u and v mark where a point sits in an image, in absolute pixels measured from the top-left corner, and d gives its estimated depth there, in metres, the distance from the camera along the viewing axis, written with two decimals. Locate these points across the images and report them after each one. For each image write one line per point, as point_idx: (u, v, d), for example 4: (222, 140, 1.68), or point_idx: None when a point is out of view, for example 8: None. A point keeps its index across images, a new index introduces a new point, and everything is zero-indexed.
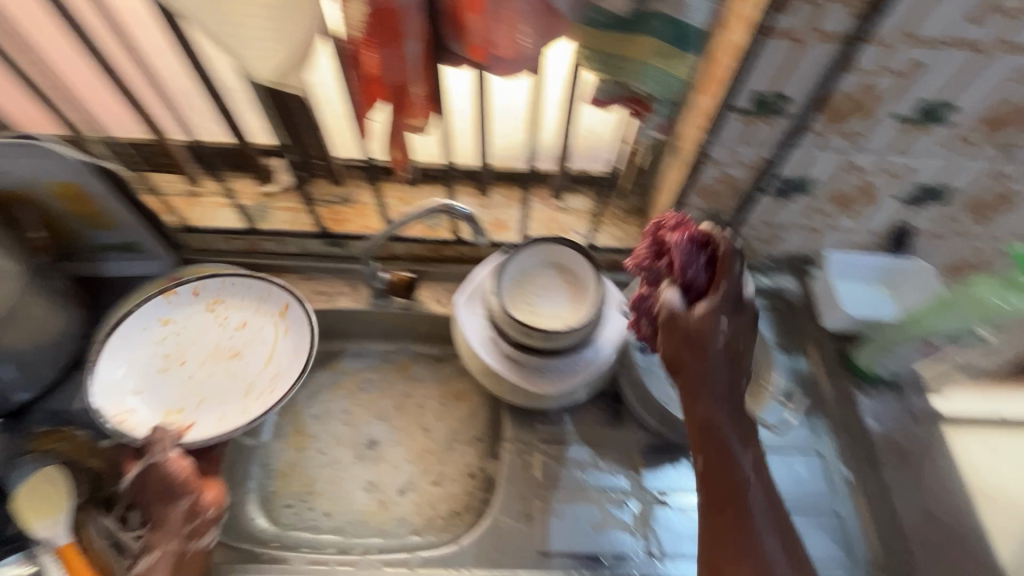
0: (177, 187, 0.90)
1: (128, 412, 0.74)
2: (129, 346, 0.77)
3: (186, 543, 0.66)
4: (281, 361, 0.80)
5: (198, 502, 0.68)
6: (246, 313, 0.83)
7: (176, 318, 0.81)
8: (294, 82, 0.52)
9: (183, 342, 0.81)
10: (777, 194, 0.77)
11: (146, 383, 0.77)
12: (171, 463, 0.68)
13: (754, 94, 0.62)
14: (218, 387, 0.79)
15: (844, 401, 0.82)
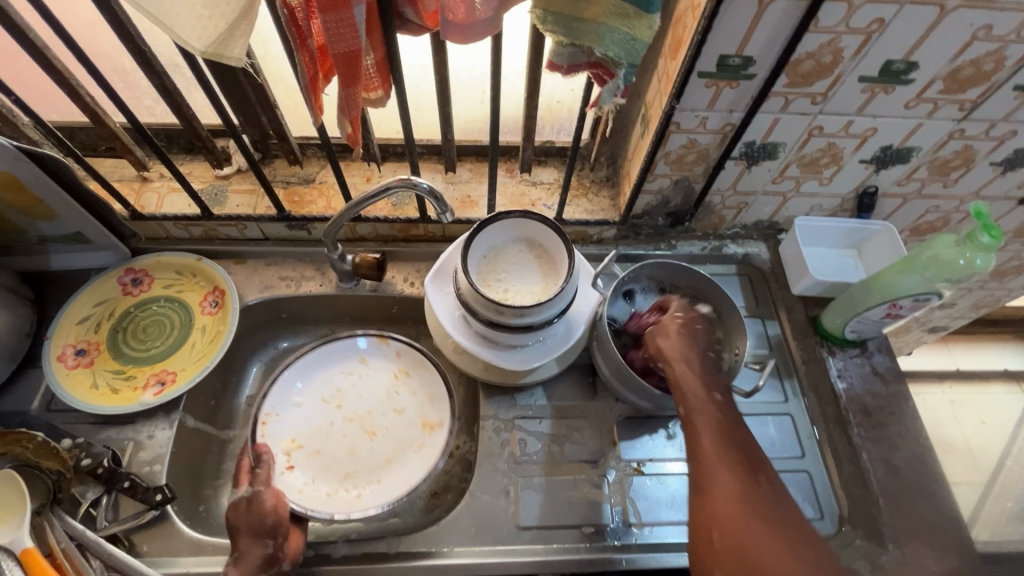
0: (126, 174, 0.86)
1: (273, 419, 0.78)
2: (315, 375, 0.82)
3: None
4: (403, 463, 0.77)
5: (281, 550, 0.64)
6: (390, 387, 0.83)
7: (370, 379, 0.83)
8: (235, 53, 0.47)
9: (357, 394, 0.82)
10: (745, 160, 0.76)
11: (301, 411, 0.80)
12: (268, 495, 0.67)
13: (719, 56, 0.61)
14: (341, 459, 0.78)
15: (814, 364, 0.84)
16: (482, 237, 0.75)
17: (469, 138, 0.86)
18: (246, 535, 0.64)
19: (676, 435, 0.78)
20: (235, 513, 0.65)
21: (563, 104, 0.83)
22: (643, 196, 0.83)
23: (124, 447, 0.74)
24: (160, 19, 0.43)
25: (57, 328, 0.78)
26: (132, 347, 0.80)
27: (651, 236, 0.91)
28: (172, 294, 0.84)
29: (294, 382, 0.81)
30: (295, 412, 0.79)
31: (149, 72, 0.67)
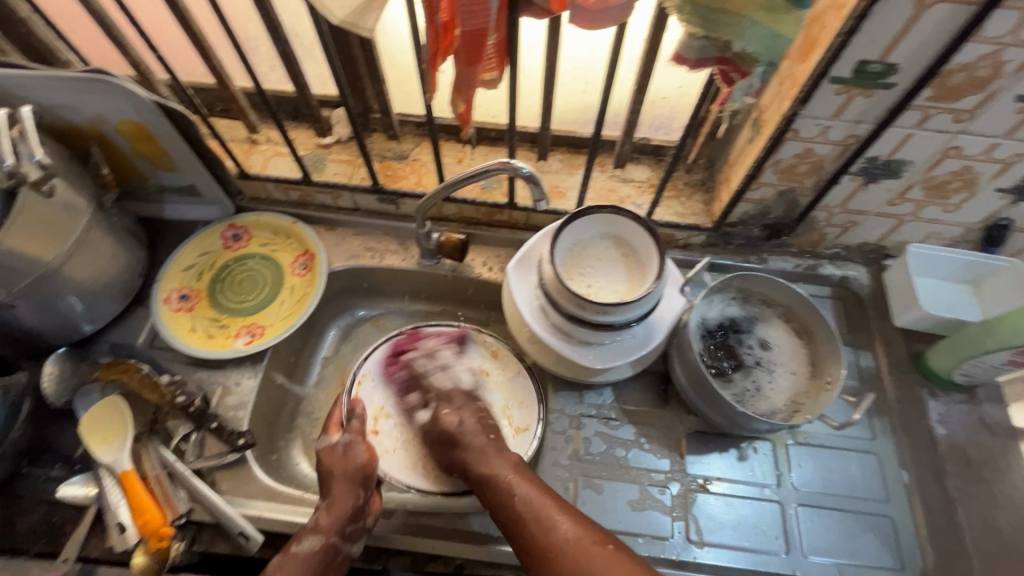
0: (238, 134, 0.91)
1: (368, 380, 0.78)
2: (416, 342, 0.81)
3: (342, 540, 0.64)
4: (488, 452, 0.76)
5: (368, 504, 0.66)
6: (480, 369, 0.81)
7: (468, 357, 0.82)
8: (369, 24, 0.48)
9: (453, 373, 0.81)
10: (864, 176, 0.71)
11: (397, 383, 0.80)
12: (361, 449, 0.69)
13: (857, 61, 0.56)
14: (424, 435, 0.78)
15: (911, 404, 0.78)
16: (571, 229, 0.74)
17: (564, 127, 0.85)
18: (340, 482, 0.66)
19: (747, 457, 0.75)
20: (329, 456, 0.69)
21: (667, 101, 0.80)
22: (742, 204, 0.79)
23: (213, 389, 0.78)
24: None
25: (165, 272, 0.84)
26: (227, 298, 0.85)
27: (742, 246, 0.87)
28: (267, 252, 0.88)
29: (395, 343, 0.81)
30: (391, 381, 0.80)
31: (274, 38, 0.70)
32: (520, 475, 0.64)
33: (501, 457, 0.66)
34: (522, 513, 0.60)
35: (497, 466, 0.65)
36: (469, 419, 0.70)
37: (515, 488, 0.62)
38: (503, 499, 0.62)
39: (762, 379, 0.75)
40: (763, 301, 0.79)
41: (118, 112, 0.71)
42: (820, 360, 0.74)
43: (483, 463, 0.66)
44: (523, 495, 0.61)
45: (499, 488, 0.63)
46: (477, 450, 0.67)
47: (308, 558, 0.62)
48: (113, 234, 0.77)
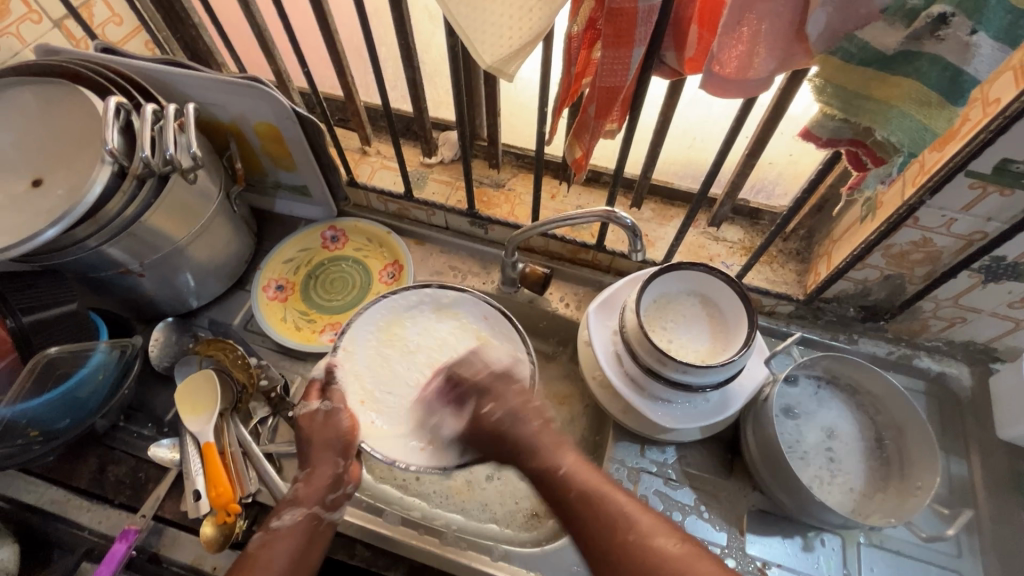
0: (352, 144, 0.97)
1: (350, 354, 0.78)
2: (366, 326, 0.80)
3: (324, 510, 0.62)
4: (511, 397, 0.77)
5: (348, 473, 0.65)
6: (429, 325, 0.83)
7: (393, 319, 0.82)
8: (511, 70, 0.49)
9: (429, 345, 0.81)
10: (985, 275, 0.67)
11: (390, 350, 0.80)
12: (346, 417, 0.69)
13: (1001, 159, 0.54)
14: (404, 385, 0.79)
15: (1007, 526, 0.71)
16: (659, 282, 0.73)
17: (662, 178, 0.86)
18: (317, 447, 0.66)
19: (814, 548, 0.70)
20: (310, 423, 0.68)
21: (774, 166, 0.79)
22: (840, 282, 0.76)
23: (293, 379, 0.83)
24: (467, 32, 0.48)
25: (267, 262, 0.90)
26: (318, 295, 0.90)
27: (832, 323, 0.83)
28: (359, 257, 0.93)
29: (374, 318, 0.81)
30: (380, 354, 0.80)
31: (407, 65, 0.76)
32: (579, 464, 0.57)
33: (565, 448, 0.60)
34: (578, 505, 0.54)
35: (557, 454, 0.59)
36: (512, 401, 0.64)
37: (561, 463, 0.58)
38: (559, 492, 0.56)
39: (830, 463, 0.72)
40: (849, 386, 0.75)
41: (258, 114, 0.78)
42: (910, 462, 0.69)
43: (538, 457, 0.59)
44: (579, 480, 0.56)
45: (553, 479, 0.57)
46: (530, 441, 0.61)
47: (292, 530, 0.60)
48: (232, 222, 0.84)
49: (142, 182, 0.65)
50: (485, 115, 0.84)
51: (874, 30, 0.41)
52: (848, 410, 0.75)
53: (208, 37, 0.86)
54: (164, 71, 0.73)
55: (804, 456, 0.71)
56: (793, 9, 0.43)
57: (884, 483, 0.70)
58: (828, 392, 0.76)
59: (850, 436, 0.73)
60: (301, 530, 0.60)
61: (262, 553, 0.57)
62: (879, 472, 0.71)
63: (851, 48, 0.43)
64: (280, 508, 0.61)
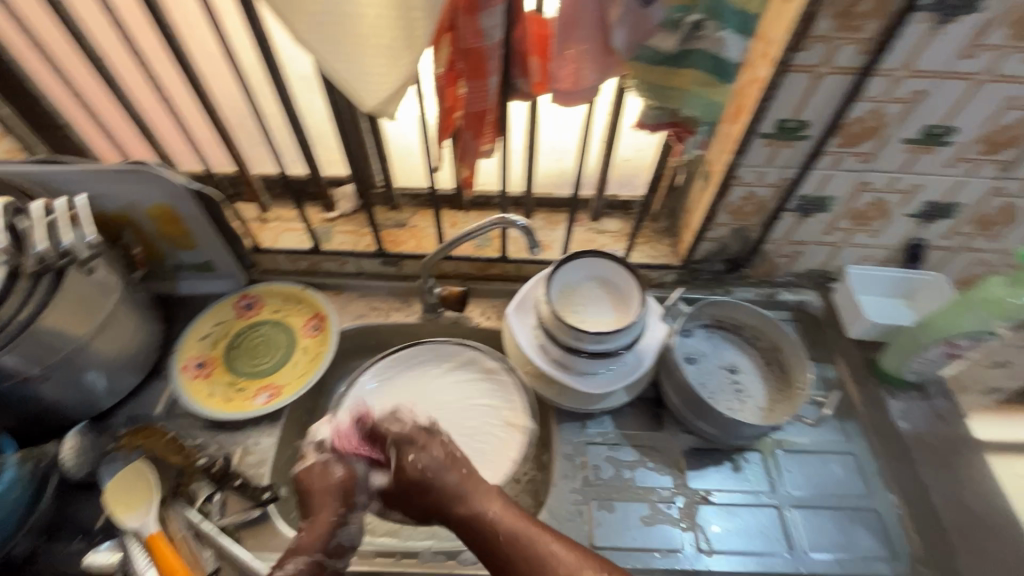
0: (251, 215, 1.00)
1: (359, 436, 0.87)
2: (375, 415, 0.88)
3: (326, 556, 0.59)
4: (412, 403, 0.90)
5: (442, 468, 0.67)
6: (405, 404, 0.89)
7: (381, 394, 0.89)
8: (392, 111, 0.59)
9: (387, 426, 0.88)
10: (800, 212, 0.85)
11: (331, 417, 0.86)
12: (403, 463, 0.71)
13: (777, 119, 0.71)
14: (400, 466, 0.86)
15: (875, 404, 0.87)
16: (561, 273, 0.84)
17: (543, 191, 0.98)
18: (320, 496, 0.63)
19: (741, 467, 0.82)
20: (309, 476, 0.65)
21: (629, 163, 0.95)
22: (703, 243, 0.91)
23: (233, 451, 0.81)
24: (351, 84, 0.56)
25: (182, 343, 0.88)
26: (243, 362, 0.89)
27: (709, 281, 0.99)
28: (279, 318, 0.94)
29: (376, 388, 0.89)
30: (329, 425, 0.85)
31: (294, 127, 0.82)
32: (506, 512, 0.58)
33: (450, 470, 0.60)
34: (500, 545, 0.56)
35: (486, 499, 0.58)
36: (436, 452, 0.61)
37: (486, 508, 0.58)
38: (499, 536, 0.56)
39: (736, 394, 0.84)
40: (733, 325, 0.89)
41: (150, 198, 0.80)
42: (792, 370, 0.83)
43: (466, 503, 0.58)
44: (506, 527, 0.56)
45: (477, 523, 0.57)
46: (456, 488, 0.59)
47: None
48: (137, 309, 0.83)
49: (38, 280, 0.66)
50: (376, 163, 0.92)
51: (657, 37, 0.56)
52: (737, 344, 0.89)
53: (80, 135, 0.86)
54: (44, 171, 0.73)
55: (715, 394, 0.83)
56: (600, 32, 0.57)
57: (777, 394, 0.84)
58: (719, 334, 0.90)
59: (742, 366, 0.86)
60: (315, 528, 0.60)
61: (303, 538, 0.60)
62: (772, 387, 0.84)
63: (647, 53, 0.57)
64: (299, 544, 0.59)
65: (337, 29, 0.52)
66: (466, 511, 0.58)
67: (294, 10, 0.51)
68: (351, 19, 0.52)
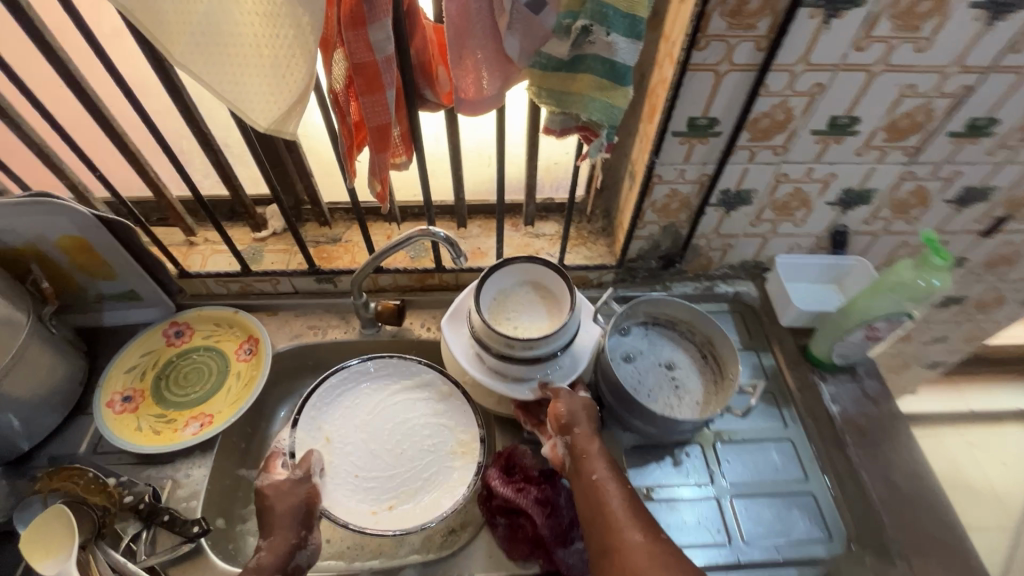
0: (177, 239, 0.97)
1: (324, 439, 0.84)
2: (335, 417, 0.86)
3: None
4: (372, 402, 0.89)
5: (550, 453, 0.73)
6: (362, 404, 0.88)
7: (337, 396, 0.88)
8: (291, 129, 0.57)
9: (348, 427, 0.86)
10: (724, 206, 0.86)
11: (329, 414, 0.86)
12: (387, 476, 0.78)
13: (687, 118, 0.72)
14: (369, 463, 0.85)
15: (809, 390, 0.89)
16: (492, 280, 0.83)
17: (477, 198, 0.98)
18: (282, 517, 0.71)
19: (682, 461, 0.83)
20: (274, 492, 0.73)
21: (559, 165, 0.95)
22: (635, 241, 0.92)
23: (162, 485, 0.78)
24: (237, 104, 0.54)
25: (106, 376, 0.85)
26: (172, 392, 0.86)
27: (647, 278, 0.99)
28: (211, 343, 0.91)
29: (333, 390, 0.88)
30: (324, 422, 0.85)
31: (208, 149, 0.79)
32: (622, 496, 0.65)
33: (602, 458, 0.69)
34: (605, 518, 0.63)
35: (605, 480, 0.67)
36: (587, 429, 0.72)
37: (607, 487, 0.66)
38: (605, 507, 0.64)
39: (673, 389, 0.84)
40: (668, 320, 0.90)
41: (57, 229, 0.76)
42: (727, 363, 0.84)
43: (593, 475, 0.68)
44: (618, 510, 0.63)
45: (595, 492, 0.66)
46: (592, 459, 0.69)
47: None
48: (52, 345, 0.80)
49: None
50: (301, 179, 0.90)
51: (550, 43, 0.56)
52: (674, 340, 0.89)
53: None
54: None
55: (651, 391, 0.83)
56: (493, 39, 0.56)
57: (713, 387, 0.84)
58: (656, 331, 0.90)
59: (678, 361, 0.87)
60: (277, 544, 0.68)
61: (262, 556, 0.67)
62: (707, 380, 0.85)
63: (542, 60, 0.57)
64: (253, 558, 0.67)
65: (216, 51, 0.51)
66: (592, 482, 0.67)
67: (169, 33, 0.49)
68: (229, 41, 0.50)
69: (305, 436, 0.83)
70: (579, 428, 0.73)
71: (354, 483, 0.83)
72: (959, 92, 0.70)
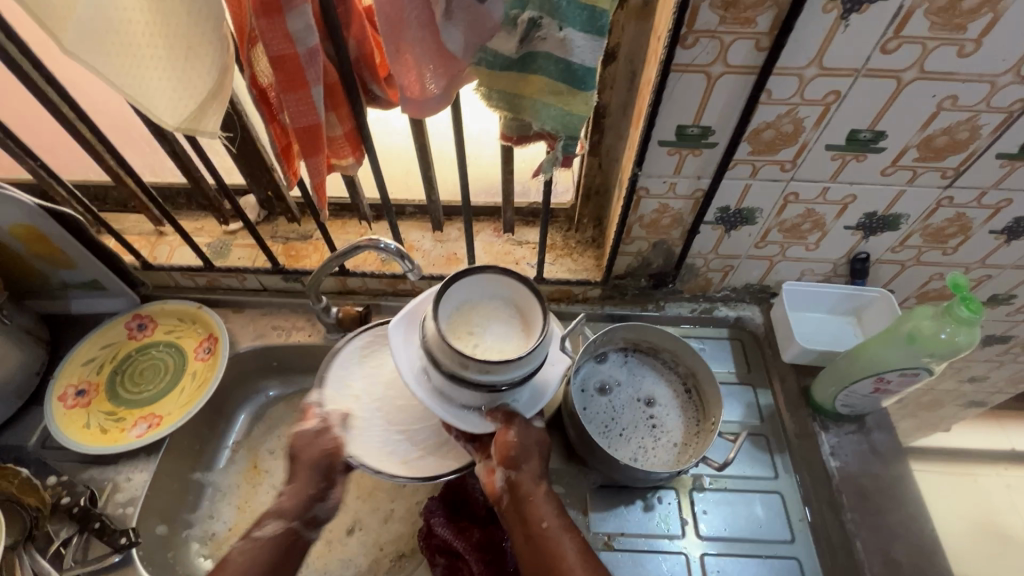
0: (147, 228, 0.94)
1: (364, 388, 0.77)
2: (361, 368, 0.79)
3: (302, 525, 0.69)
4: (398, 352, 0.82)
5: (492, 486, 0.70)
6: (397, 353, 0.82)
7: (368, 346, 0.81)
8: (208, 127, 0.52)
9: (376, 376, 0.79)
10: (723, 224, 0.76)
11: (355, 371, 0.79)
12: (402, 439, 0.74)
13: (676, 126, 0.62)
14: (398, 412, 0.77)
15: (808, 437, 0.79)
16: (459, 288, 0.73)
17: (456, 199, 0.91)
18: (304, 469, 0.71)
19: (652, 507, 0.74)
20: (301, 444, 0.72)
21: None
22: (622, 257, 0.83)
23: (104, 487, 0.76)
24: (140, 100, 0.48)
25: (63, 368, 0.84)
26: (126, 389, 0.84)
27: (637, 296, 0.90)
28: (171, 339, 0.88)
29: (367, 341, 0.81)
30: (352, 380, 0.78)
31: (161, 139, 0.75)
32: (558, 525, 0.66)
33: (549, 502, 0.68)
34: (540, 552, 0.64)
35: (543, 512, 0.67)
36: (531, 464, 0.69)
37: (544, 518, 0.66)
38: (541, 541, 0.65)
39: (648, 428, 0.76)
40: (650, 349, 0.81)
41: (7, 218, 0.74)
42: (709, 404, 0.75)
43: (530, 506, 0.67)
44: (557, 547, 0.64)
45: (534, 526, 0.66)
46: (530, 491, 0.68)
47: (271, 542, 0.67)
48: (5, 335, 0.78)
49: None
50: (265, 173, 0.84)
51: (495, 38, 0.47)
52: (655, 371, 0.81)
53: None
54: None
55: (623, 429, 0.75)
56: (432, 32, 0.48)
57: (694, 429, 0.76)
58: (636, 359, 0.82)
59: (657, 396, 0.78)
60: (298, 492, 0.69)
61: (284, 502, 0.69)
62: (688, 419, 0.76)
63: (489, 57, 0.49)
64: (265, 515, 0.68)
65: (108, 39, 0.44)
66: (529, 510, 0.67)
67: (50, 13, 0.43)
68: (122, 28, 0.44)
69: (334, 394, 0.76)
70: (527, 467, 0.69)
71: (387, 432, 0.75)
72: (1013, 107, 0.58)
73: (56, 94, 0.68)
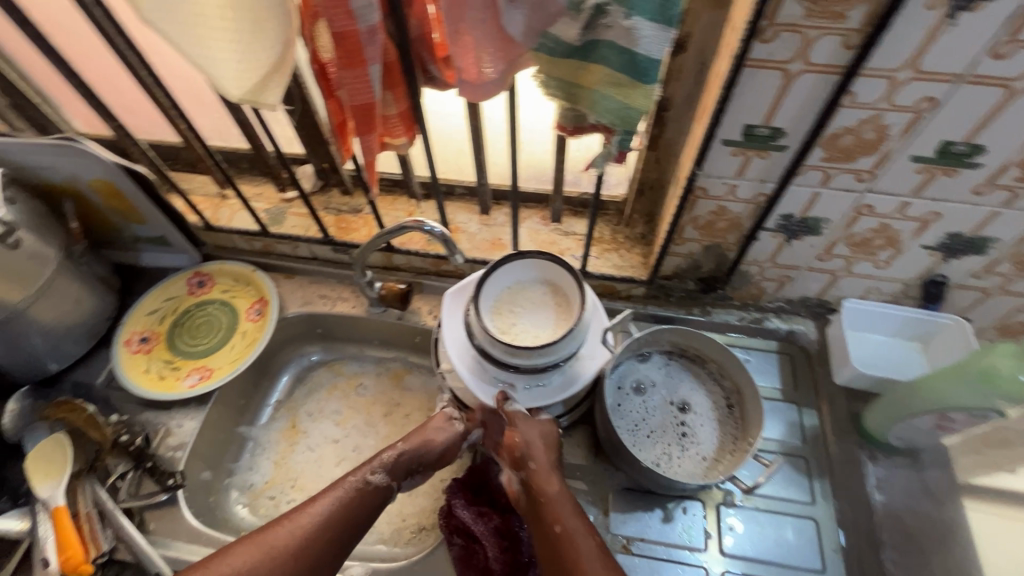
0: (212, 190, 0.99)
1: None
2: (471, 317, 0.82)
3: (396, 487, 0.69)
4: None
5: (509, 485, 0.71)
6: None
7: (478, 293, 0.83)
8: (270, 99, 0.53)
9: None
10: (784, 232, 0.71)
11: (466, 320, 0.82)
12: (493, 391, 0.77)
13: (744, 125, 0.58)
14: None
15: (853, 466, 0.75)
16: (506, 271, 0.75)
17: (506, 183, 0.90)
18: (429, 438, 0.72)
19: (674, 517, 0.72)
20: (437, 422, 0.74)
21: None
22: (670, 258, 0.80)
23: (157, 430, 0.82)
24: (208, 70, 0.49)
25: (130, 316, 0.90)
26: (184, 342, 0.90)
27: (683, 299, 0.87)
28: (226, 298, 0.93)
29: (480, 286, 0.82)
30: None
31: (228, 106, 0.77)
32: (575, 527, 0.63)
33: (565, 503, 0.66)
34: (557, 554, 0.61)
35: (558, 513, 0.64)
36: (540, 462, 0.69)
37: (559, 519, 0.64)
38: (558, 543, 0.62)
39: (679, 437, 0.73)
40: (695, 356, 0.78)
41: (89, 172, 0.79)
42: (750, 420, 0.71)
43: (546, 507, 0.66)
44: (575, 550, 0.61)
45: (552, 529, 0.63)
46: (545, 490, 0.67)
47: (373, 491, 0.67)
48: (82, 281, 0.84)
49: None
50: (322, 146, 0.86)
51: (559, 24, 0.45)
52: (697, 379, 0.78)
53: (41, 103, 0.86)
54: None
55: (652, 433, 0.73)
56: (493, 12, 0.45)
57: (730, 445, 0.72)
58: (679, 364, 0.79)
59: (695, 405, 0.76)
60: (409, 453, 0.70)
61: (400, 454, 0.70)
62: (725, 433, 0.73)
63: (549, 43, 0.47)
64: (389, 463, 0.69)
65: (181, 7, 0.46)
66: (545, 511, 0.65)
67: None
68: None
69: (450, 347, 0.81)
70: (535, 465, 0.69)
71: None
72: None
73: (137, 58, 0.72)
